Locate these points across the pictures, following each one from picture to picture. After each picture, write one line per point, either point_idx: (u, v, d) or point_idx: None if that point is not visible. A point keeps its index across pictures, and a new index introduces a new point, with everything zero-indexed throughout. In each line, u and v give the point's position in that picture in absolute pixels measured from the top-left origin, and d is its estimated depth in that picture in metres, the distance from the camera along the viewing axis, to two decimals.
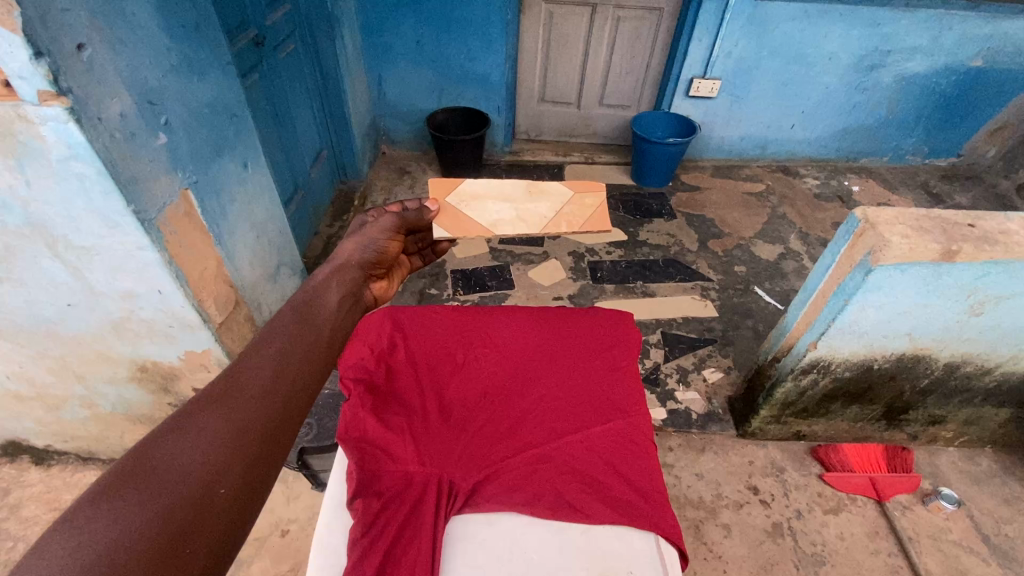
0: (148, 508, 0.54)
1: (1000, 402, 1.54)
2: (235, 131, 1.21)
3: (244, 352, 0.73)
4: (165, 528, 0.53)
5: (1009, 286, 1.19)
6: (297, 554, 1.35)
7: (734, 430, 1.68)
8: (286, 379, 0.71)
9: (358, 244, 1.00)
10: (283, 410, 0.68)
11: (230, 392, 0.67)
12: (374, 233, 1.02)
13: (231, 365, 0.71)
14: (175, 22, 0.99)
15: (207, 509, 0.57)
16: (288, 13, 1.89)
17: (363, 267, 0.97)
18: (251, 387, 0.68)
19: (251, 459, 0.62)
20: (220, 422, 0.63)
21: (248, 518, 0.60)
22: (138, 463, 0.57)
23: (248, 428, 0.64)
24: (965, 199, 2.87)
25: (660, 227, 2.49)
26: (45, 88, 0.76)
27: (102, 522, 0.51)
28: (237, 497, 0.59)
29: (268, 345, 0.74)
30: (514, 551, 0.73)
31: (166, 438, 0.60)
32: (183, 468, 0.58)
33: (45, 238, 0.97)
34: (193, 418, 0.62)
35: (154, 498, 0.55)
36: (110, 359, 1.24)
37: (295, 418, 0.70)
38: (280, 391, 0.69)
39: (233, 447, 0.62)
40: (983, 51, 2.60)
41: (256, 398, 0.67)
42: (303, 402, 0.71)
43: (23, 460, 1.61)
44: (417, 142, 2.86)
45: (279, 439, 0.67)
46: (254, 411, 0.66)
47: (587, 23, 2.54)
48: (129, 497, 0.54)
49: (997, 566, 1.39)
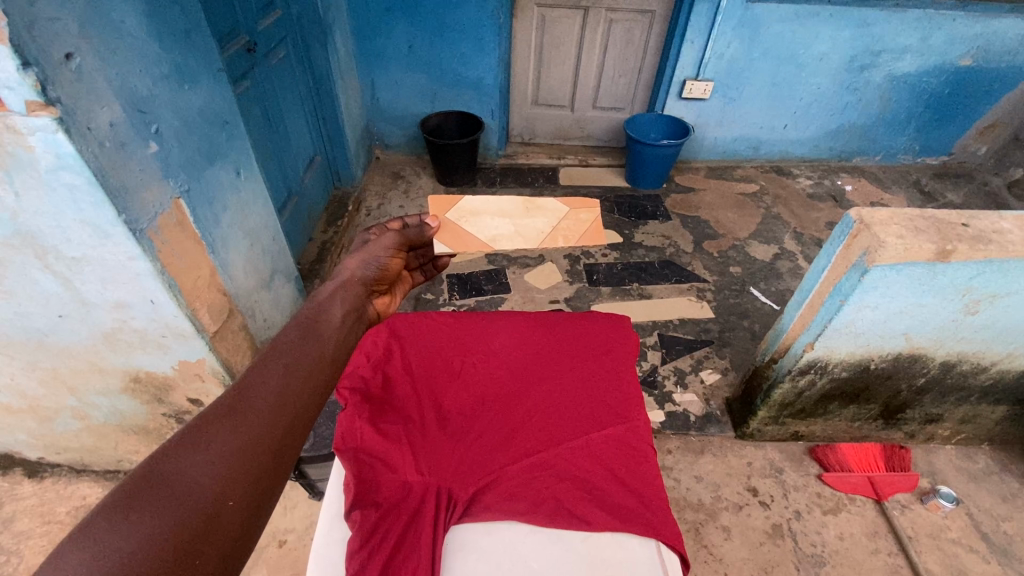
0: (160, 520, 0.53)
1: (996, 400, 1.54)
2: (227, 139, 1.20)
3: (252, 366, 0.72)
4: (177, 540, 0.53)
5: (1003, 286, 1.20)
6: (295, 563, 1.34)
7: (734, 431, 1.68)
8: (294, 392, 0.70)
9: (360, 260, 0.99)
10: (291, 424, 0.67)
11: (240, 406, 0.66)
12: (377, 249, 1.01)
13: (239, 380, 0.70)
14: (165, 30, 0.98)
15: (217, 522, 0.56)
16: (279, 19, 1.88)
17: (366, 284, 0.97)
18: (260, 402, 0.67)
19: (259, 472, 0.62)
20: (230, 435, 0.62)
21: (256, 531, 0.60)
22: (148, 476, 0.56)
23: (258, 440, 0.63)
24: (957, 197, 2.89)
25: (655, 229, 2.49)
26: (33, 98, 0.75)
27: (114, 535, 0.51)
28: (246, 508, 0.59)
29: (275, 359, 0.73)
30: (514, 561, 0.72)
31: (177, 449, 0.59)
32: (194, 483, 0.57)
33: (34, 248, 0.96)
34: (204, 431, 0.62)
35: (165, 511, 0.54)
36: (102, 370, 1.23)
37: (302, 430, 0.69)
38: (289, 404, 0.68)
39: (243, 460, 0.61)
40: (972, 50, 2.62)
41: (265, 412, 0.66)
42: (311, 416, 0.70)
43: (16, 473, 1.58)
44: (411, 147, 2.85)
45: (287, 451, 0.66)
46: (263, 425, 0.65)
47: (579, 26, 2.55)
48: (140, 511, 0.53)
49: (997, 564, 1.39)
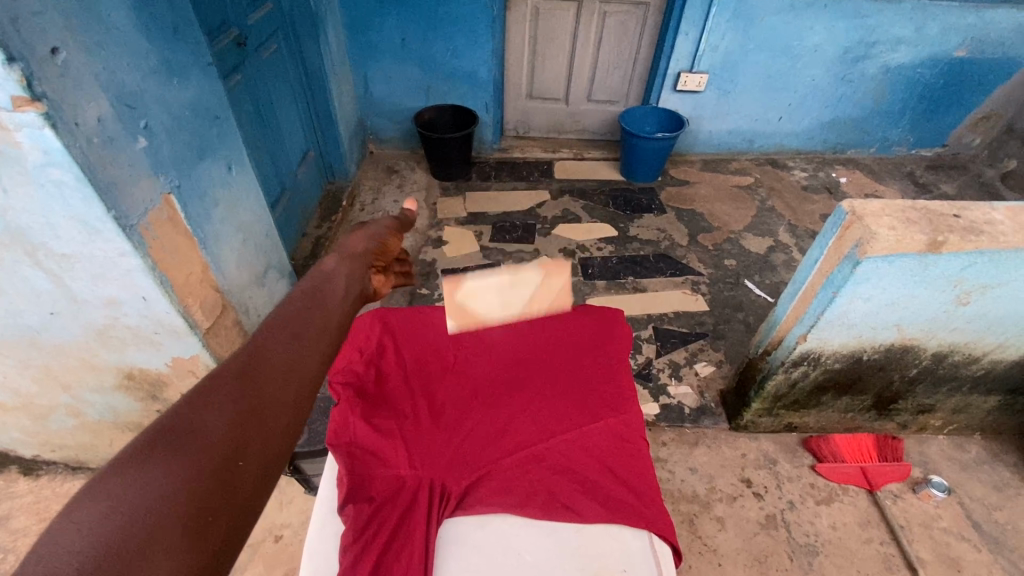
0: (173, 477, 0.53)
1: (987, 390, 1.56)
2: (218, 133, 1.20)
3: (260, 332, 0.72)
4: (190, 497, 0.53)
5: (995, 276, 1.20)
6: (291, 559, 1.34)
7: (727, 423, 1.69)
8: (302, 359, 0.70)
9: (364, 236, 0.99)
10: (301, 389, 0.68)
11: (249, 369, 0.66)
12: (377, 228, 1.03)
13: (248, 344, 0.70)
14: (153, 24, 0.97)
15: (229, 481, 0.56)
16: (270, 12, 1.87)
17: (369, 256, 0.95)
18: (269, 366, 0.67)
19: (269, 435, 0.62)
20: (240, 397, 0.63)
21: (266, 492, 0.60)
22: (159, 434, 0.56)
23: (267, 403, 0.64)
24: (951, 188, 2.89)
25: (650, 222, 2.49)
26: (18, 93, 0.74)
27: (127, 490, 0.51)
28: (257, 469, 0.59)
29: (284, 325, 0.73)
30: (508, 554, 0.73)
31: (187, 409, 0.60)
32: (205, 442, 0.57)
33: (24, 246, 0.95)
34: (213, 394, 0.62)
35: (177, 468, 0.54)
36: (96, 368, 1.22)
37: (311, 396, 0.69)
38: (298, 369, 0.69)
39: (253, 422, 0.61)
40: (966, 41, 2.62)
41: (274, 376, 0.66)
42: (319, 382, 0.71)
43: (11, 471, 1.58)
44: (405, 141, 2.84)
45: (297, 415, 0.66)
46: (272, 389, 0.65)
47: (573, 19, 2.53)
48: (152, 468, 0.53)
49: (987, 552, 1.40)
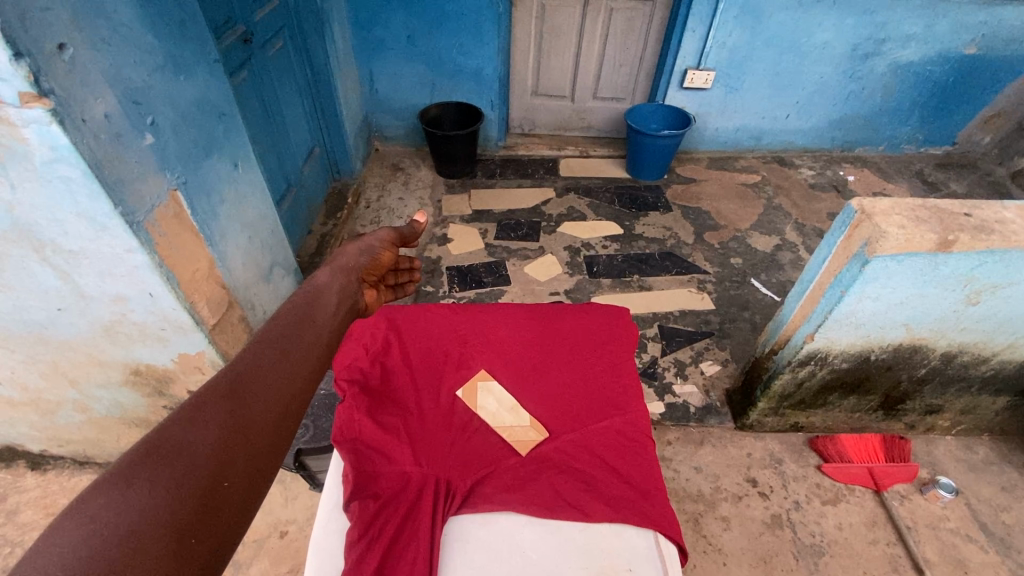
0: (158, 496, 0.54)
1: (997, 391, 1.54)
2: (224, 130, 1.19)
3: (247, 350, 0.73)
4: (174, 517, 0.53)
5: (1007, 276, 1.19)
6: (296, 554, 1.35)
7: (733, 423, 1.68)
8: (289, 378, 0.71)
9: (356, 249, 1.03)
10: (286, 409, 0.68)
11: (235, 389, 0.67)
12: (371, 240, 1.07)
13: (236, 362, 0.71)
14: (159, 21, 0.97)
15: (215, 500, 0.57)
16: (275, 9, 1.87)
17: (359, 272, 1.00)
18: (257, 384, 0.68)
19: (254, 454, 0.62)
20: (227, 416, 0.63)
21: (251, 511, 0.60)
22: (144, 453, 0.57)
23: (252, 422, 0.64)
24: (960, 187, 2.87)
25: (656, 220, 2.48)
26: (26, 89, 0.74)
27: (111, 512, 0.51)
28: (242, 488, 0.60)
29: (272, 343, 0.75)
30: (512, 551, 0.72)
31: (172, 429, 0.60)
32: (192, 460, 0.58)
33: (31, 242, 0.96)
34: (200, 411, 0.62)
35: (163, 487, 0.55)
36: (103, 363, 1.23)
37: (296, 415, 0.70)
38: (284, 389, 0.70)
39: (239, 441, 0.62)
40: (977, 38, 2.59)
41: (262, 395, 0.67)
42: (305, 401, 0.72)
43: (19, 465, 1.59)
44: (410, 139, 2.84)
45: (282, 433, 0.67)
46: (258, 409, 0.66)
47: (580, 15, 2.52)
48: (138, 487, 0.53)
49: (996, 555, 1.39)
